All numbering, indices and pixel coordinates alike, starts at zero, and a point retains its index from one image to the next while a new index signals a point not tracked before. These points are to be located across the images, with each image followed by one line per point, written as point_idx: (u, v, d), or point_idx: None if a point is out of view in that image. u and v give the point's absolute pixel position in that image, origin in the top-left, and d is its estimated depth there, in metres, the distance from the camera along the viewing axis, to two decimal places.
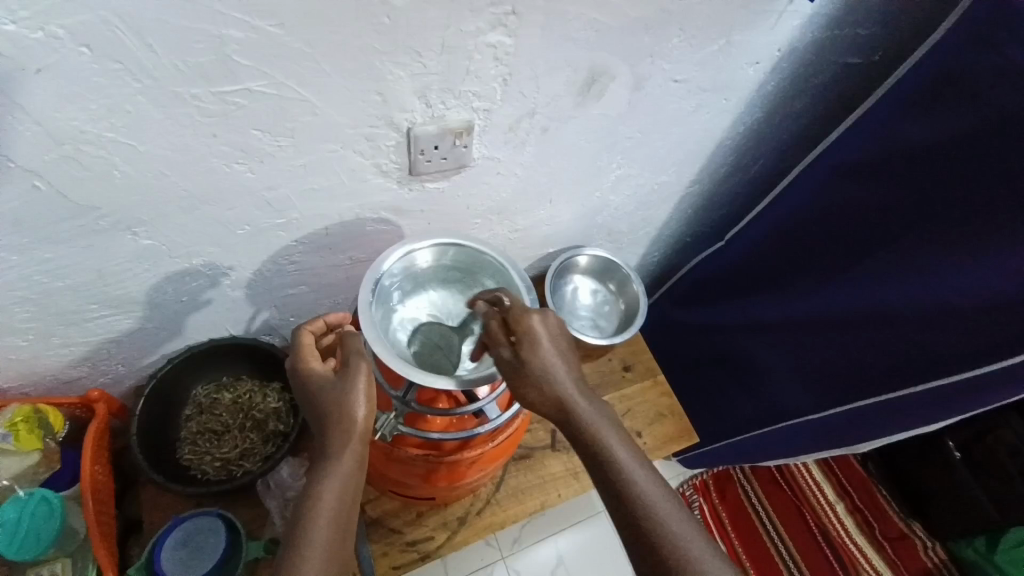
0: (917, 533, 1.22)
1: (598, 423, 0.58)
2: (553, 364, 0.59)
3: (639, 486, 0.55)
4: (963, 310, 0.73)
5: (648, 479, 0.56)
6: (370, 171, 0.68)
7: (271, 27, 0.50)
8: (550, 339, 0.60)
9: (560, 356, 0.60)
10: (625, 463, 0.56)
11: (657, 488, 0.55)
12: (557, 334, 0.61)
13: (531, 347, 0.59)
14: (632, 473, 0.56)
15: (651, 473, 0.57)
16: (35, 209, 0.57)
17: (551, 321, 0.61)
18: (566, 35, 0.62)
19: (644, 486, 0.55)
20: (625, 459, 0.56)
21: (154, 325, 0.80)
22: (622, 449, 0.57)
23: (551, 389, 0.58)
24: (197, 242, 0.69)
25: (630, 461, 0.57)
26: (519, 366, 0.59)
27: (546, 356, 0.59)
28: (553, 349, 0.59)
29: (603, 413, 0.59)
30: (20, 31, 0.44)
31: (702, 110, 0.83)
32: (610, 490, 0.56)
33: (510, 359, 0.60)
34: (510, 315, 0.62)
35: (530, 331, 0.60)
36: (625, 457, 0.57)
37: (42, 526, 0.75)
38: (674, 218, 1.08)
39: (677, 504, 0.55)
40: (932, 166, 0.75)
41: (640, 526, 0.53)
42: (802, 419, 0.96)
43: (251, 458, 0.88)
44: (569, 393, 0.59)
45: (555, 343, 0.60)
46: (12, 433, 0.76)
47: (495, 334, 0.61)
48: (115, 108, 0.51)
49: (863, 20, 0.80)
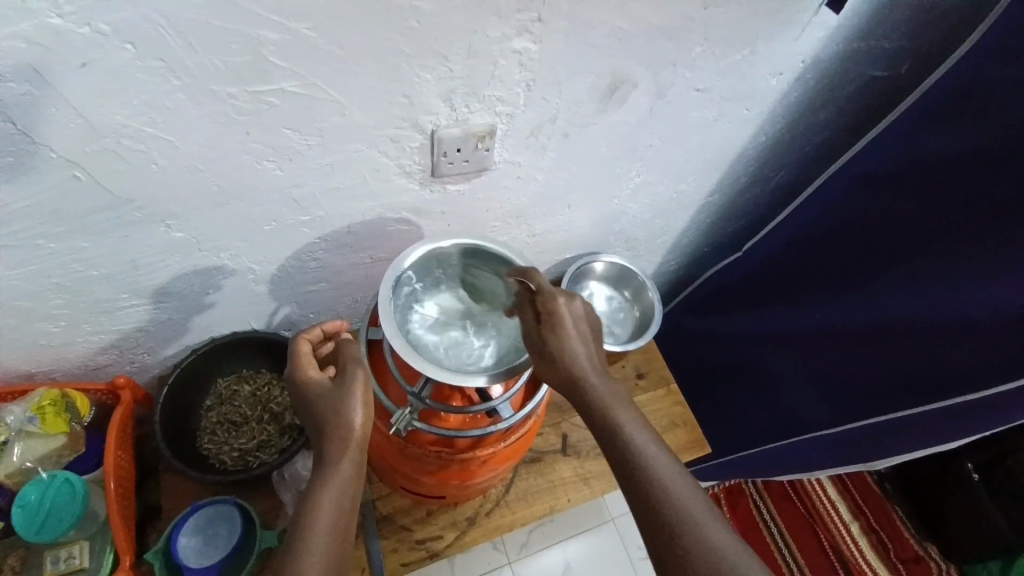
0: (934, 555, 1.20)
1: (616, 406, 0.59)
2: (573, 346, 0.60)
3: (655, 468, 0.55)
4: (985, 328, 0.72)
5: (664, 461, 0.56)
6: (393, 171, 0.70)
7: (305, 29, 0.51)
8: (573, 322, 0.61)
9: (581, 338, 0.61)
10: (641, 445, 0.57)
11: (671, 470, 0.56)
12: (581, 317, 0.62)
13: (552, 328, 0.60)
14: (648, 455, 0.56)
15: (667, 457, 0.57)
16: (74, 199, 0.59)
17: (576, 305, 0.62)
18: (590, 43, 0.63)
19: (660, 467, 0.55)
20: (642, 442, 0.57)
21: (179, 316, 0.82)
22: (638, 432, 0.58)
23: (570, 368, 0.59)
24: (225, 236, 0.71)
25: (647, 444, 0.57)
26: (540, 344, 0.60)
27: (569, 335, 0.60)
28: (575, 331, 0.61)
29: (621, 397, 0.60)
30: (67, 26, 0.46)
31: (723, 120, 0.84)
32: (625, 470, 0.56)
33: (533, 338, 0.61)
34: (538, 298, 0.63)
35: (553, 313, 0.61)
36: (641, 439, 0.57)
37: (64, 508, 0.77)
38: (692, 228, 1.08)
39: (693, 487, 0.55)
40: (955, 182, 0.75)
41: (652, 505, 0.53)
42: (814, 436, 0.95)
43: (266, 451, 0.90)
44: (587, 376, 0.60)
45: (578, 326, 0.61)
46: (39, 416, 0.78)
47: (523, 315, 0.63)
48: (154, 104, 0.53)
49: (888, 34, 0.81)
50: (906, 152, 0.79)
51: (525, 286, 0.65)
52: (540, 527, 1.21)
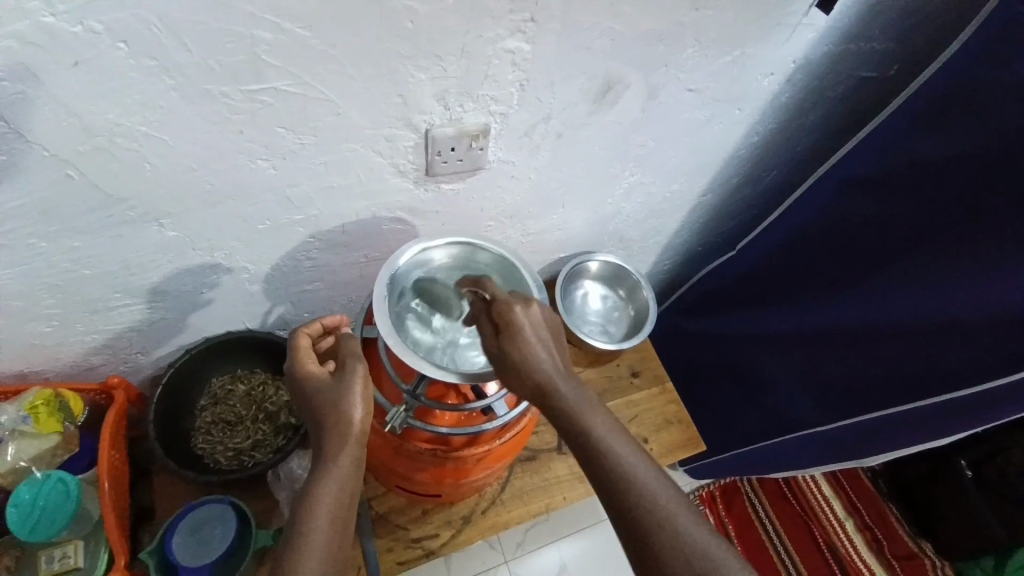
0: (927, 552, 1.21)
1: (586, 410, 0.57)
2: (534, 354, 0.58)
3: (630, 472, 0.55)
4: (975, 325, 0.73)
5: (638, 461, 0.56)
6: (387, 171, 0.70)
7: (299, 29, 0.52)
8: (532, 328, 0.59)
9: (544, 345, 0.59)
10: (615, 449, 0.56)
11: (646, 470, 0.56)
12: (540, 322, 0.60)
13: (511, 338, 0.58)
14: (623, 460, 0.55)
15: (641, 456, 0.57)
16: (67, 198, 0.59)
17: (533, 311, 0.60)
18: (582, 43, 0.64)
19: (635, 470, 0.55)
20: (615, 447, 0.56)
21: (173, 316, 0.82)
22: (610, 435, 0.57)
23: (535, 378, 0.57)
24: (219, 236, 0.71)
25: (621, 447, 0.56)
26: (502, 357, 0.58)
27: (530, 344, 0.58)
28: (535, 338, 0.58)
29: (590, 400, 0.58)
30: (60, 25, 0.46)
31: (715, 120, 0.84)
32: (598, 476, 0.56)
33: (495, 350, 0.59)
34: (494, 307, 0.61)
35: (512, 322, 0.59)
36: (615, 442, 0.57)
37: (58, 508, 0.77)
38: (685, 227, 1.09)
39: (668, 484, 0.55)
40: (944, 181, 0.76)
41: (631, 513, 0.53)
42: (809, 431, 0.96)
43: (262, 450, 0.90)
44: (553, 382, 0.58)
45: (537, 332, 0.59)
46: (32, 416, 0.78)
47: (483, 326, 0.61)
48: (148, 103, 0.53)
49: (878, 34, 0.81)
50: (897, 151, 0.80)
51: (479, 296, 0.65)
52: (536, 526, 1.21)
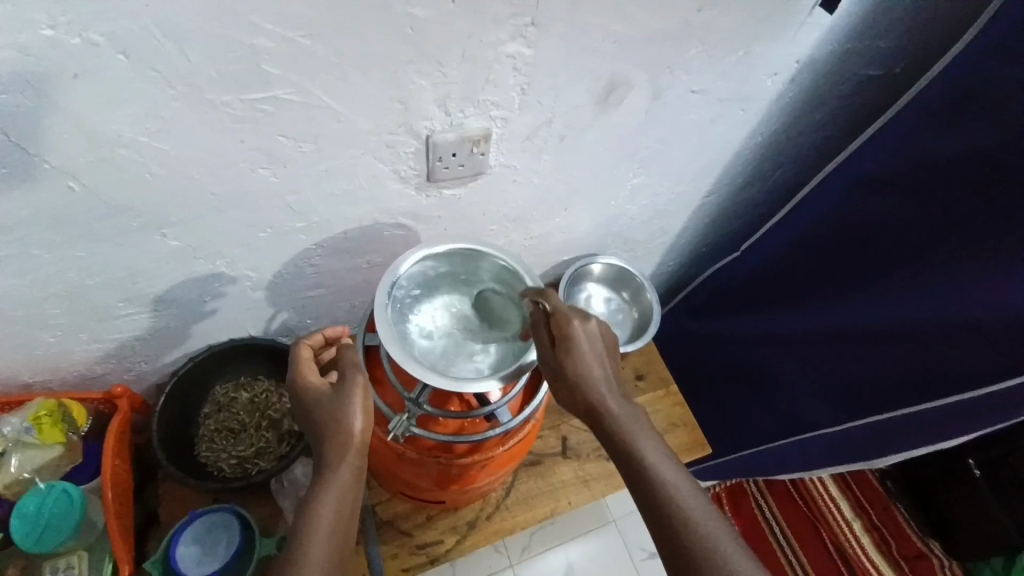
0: (936, 551, 1.20)
1: (633, 427, 0.61)
2: (590, 369, 0.62)
3: (674, 493, 0.58)
4: (987, 328, 0.72)
5: (677, 478, 0.59)
6: (389, 177, 0.70)
7: (301, 37, 0.51)
8: (589, 344, 0.62)
9: (598, 360, 0.62)
10: (657, 468, 0.59)
11: (684, 485, 0.59)
12: (596, 338, 0.63)
13: (569, 352, 0.61)
14: (667, 477, 0.59)
15: (680, 473, 0.60)
16: (70, 208, 0.59)
17: (591, 326, 0.63)
18: (586, 46, 0.63)
19: (678, 490, 0.58)
20: (659, 466, 0.60)
21: (177, 324, 0.81)
22: (656, 453, 0.60)
23: (587, 392, 0.61)
24: (222, 244, 0.71)
25: (661, 465, 0.60)
26: (559, 370, 0.62)
27: (586, 357, 0.61)
28: (591, 353, 0.62)
29: (638, 418, 0.62)
30: (59, 36, 0.45)
31: (720, 122, 0.84)
32: (640, 490, 0.59)
33: (549, 361, 0.62)
34: (552, 319, 0.63)
35: (570, 337, 0.61)
36: (658, 458, 0.60)
37: (63, 517, 0.77)
38: (690, 228, 1.08)
39: (705, 503, 0.59)
40: (953, 177, 0.75)
41: (675, 531, 0.57)
42: (817, 433, 0.95)
43: (265, 457, 0.90)
44: (603, 396, 0.61)
45: (593, 348, 0.63)
46: (35, 426, 0.78)
47: (540, 336, 0.63)
48: (150, 113, 0.53)
49: (884, 32, 0.80)
50: (905, 152, 0.79)
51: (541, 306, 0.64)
52: (542, 529, 1.21)
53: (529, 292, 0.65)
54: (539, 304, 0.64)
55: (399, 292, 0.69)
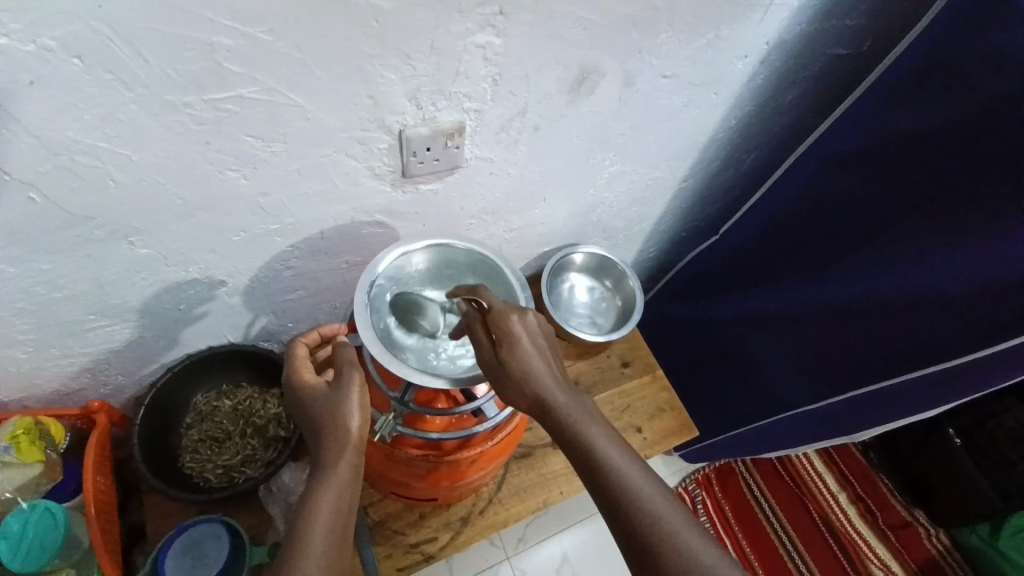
0: (920, 520, 1.25)
1: (584, 421, 0.57)
2: (532, 364, 0.58)
3: (631, 486, 0.54)
4: (961, 298, 0.73)
5: (635, 470, 0.55)
6: (363, 174, 0.69)
7: (261, 33, 0.50)
8: (529, 338, 0.59)
9: (541, 357, 0.59)
10: (613, 460, 0.55)
11: (642, 478, 0.55)
12: (537, 333, 0.60)
13: (510, 349, 0.58)
14: (623, 471, 0.55)
15: (635, 463, 0.56)
16: (32, 220, 0.57)
17: (529, 320, 0.60)
18: (556, 34, 0.63)
19: (636, 483, 0.54)
20: (615, 458, 0.55)
21: (152, 334, 0.80)
22: (612, 448, 0.56)
23: (532, 390, 0.58)
24: (194, 250, 0.69)
25: (619, 458, 0.56)
26: (501, 370, 0.58)
27: (526, 354, 0.58)
28: (534, 350, 0.59)
29: (589, 411, 0.59)
30: (12, 43, 0.44)
31: (693, 105, 0.84)
32: (598, 488, 0.55)
33: (492, 361, 0.59)
34: (490, 317, 0.60)
35: (511, 334, 0.59)
36: (617, 455, 0.56)
37: (46, 536, 0.76)
38: (669, 213, 1.08)
39: (666, 497, 0.54)
40: (921, 153, 0.76)
41: (636, 530, 0.52)
42: (800, 410, 0.96)
43: (251, 465, 0.88)
44: (550, 391, 0.58)
45: (534, 342, 0.60)
46: (13, 446, 0.76)
47: (476, 337, 0.60)
48: (109, 118, 0.52)
49: (851, 11, 0.81)
50: (876, 128, 0.79)
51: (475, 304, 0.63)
52: (536, 520, 1.21)
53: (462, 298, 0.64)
54: (475, 303, 0.63)
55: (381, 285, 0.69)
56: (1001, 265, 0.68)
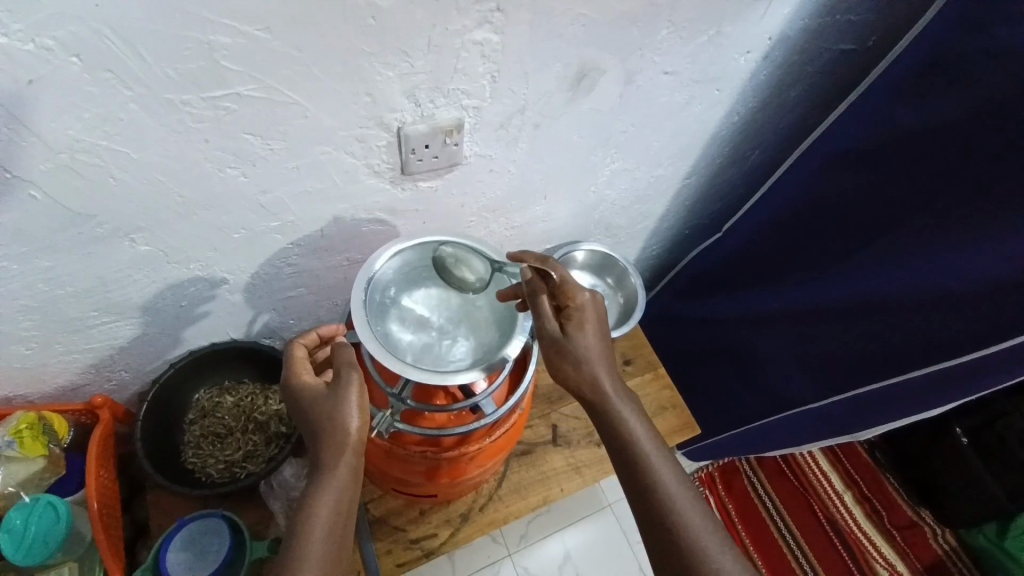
0: (928, 520, 1.24)
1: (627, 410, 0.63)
2: (593, 346, 0.63)
3: (660, 475, 0.60)
4: (964, 295, 0.72)
5: (665, 463, 0.61)
6: (362, 172, 0.69)
7: (258, 32, 0.50)
8: (595, 320, 0.65)
9: (601, 340, 0.64)
10: (653, 455, 0.61)
11: (672, 473, 0.61)
12: (601, 316, 0.66)
13: (579, 327, 0.64)
14: (655, 461, 0.61)
15: (668, 460, 0.62)
16: (34, 217, 0.58)
17: (599, 304, 0.66)
18: (553, 31, 0.62)
19: (665, 474, 0.60)
20: (651, 453, 0.61)
21: (155, 330, 0.80)
22: (647, 436, 0.62)
23: (589, 370, 0.63)
24: (196, 247, 0.70)
25: (658, 454, 0.62)
26: (564, 341, 0.63)
27: (591, 336, 0.64)
28: (596, 333, 0.64)
29: (634, 403, 0.64)
30: (12, 43, 0.44)
31: (695, 102, 0.83)
32: (630, 471, 0.61)
33: (556, 330, 0.63)
34: (562, 292, 0.66)
35: (581, 312, 0.64)
36: (651, 447, 0.62)
37: (49, 530, 0.76)
38: (671, 211, 1.08)
39: (689, 491, 0.61)
40: (923, 148, 0.75)
41: (659, 512, 0.59)
42: (802, 409, 0.96)
43: (254, 460, 0.90)
44: (602, 374, 0.63)
45: (598, 325, 0.65)
46: (16, 440, 0.77)
47: (542, 306, 0.64)
48: (109, 117, 0.52)
49: (854, 6, 0.80)
50: (879, 125, 0.79)
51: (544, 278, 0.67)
52: (538, 518, 1.21)
53: (529, 265, 0.67)
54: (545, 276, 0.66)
55: (408, 268, 0.72)
56: (1003, 263, 0.68)
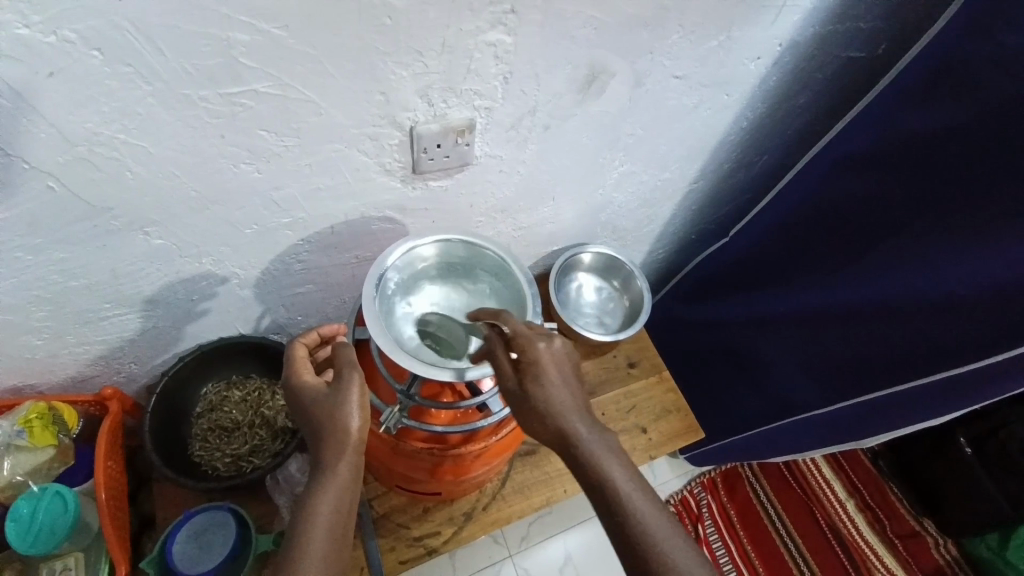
0: (930, 530, 1.24)
1: (605, 456, 0.57)
2: (556, 395, 0.58)
3: (646, 525, 0.54)
4: (971, 302, 0.72)
5: (652, 510, 0.55)
6: (374, 170, 0.70)
7: (275, 30, 0.51)
8: (555, 367, 0.59)
9: (565, 385, 0.58)
10: (636, 505, 0.55)
11: (659, 520, 0.55)
12: (563, 359, 0.60)
13: (536, 379, 0.58)
14: (639, 508, 0.55)
15: (656, 505, 0.56)
16: (50, 209, 0.59)
17: (556, 347, 0.60)
18: (565, 32, 0.63)
19: (651, 523, 0.54)
20: (635, 499, 0.55)
21: (164, 324, 0.81)
22: (630, 482, 0.56)
23: (556, 422, 0.57)
24: (207, 242, 0.70)
25: (639, 499, 0.55)
26: (524, 397, 0.58)
27: (553, 385, 0.58)
28: (559, 379, 0.58)
29: (613, 448, 0.58)
30: (33, 35, 0.45)
31: (703, 107, 0.84)
32: (614, 525, 0.55)
33: (513, 386, 0.59)
34: (515, 341, 0.60)
35: (536, 363, 0.58)
36: (633, 492, 0.56)
37: (57, 520, 0.77)
38: (678, 215, 1.08)
39: (681, 537, 0.55)
40: (932, 156, 0.75)
41: (648, 568, 0.53)
42: (808, 414, 0.96)
43: (260, 455, 0.90)
44: (571, 424, 0.57)
45: (560, 371, 0.59)
46: (27, 430, 0.77)
47: (499, 361, 0.60)
48: (127, 110, 0.53)
49: (865, 14, 0.80)
50: (887, 133, 0.79)
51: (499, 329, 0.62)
52: (540, 519, 1.21)
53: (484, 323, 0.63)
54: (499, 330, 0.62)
55: (421, 265, 0.72)
56: (1010, 271, 0.68)
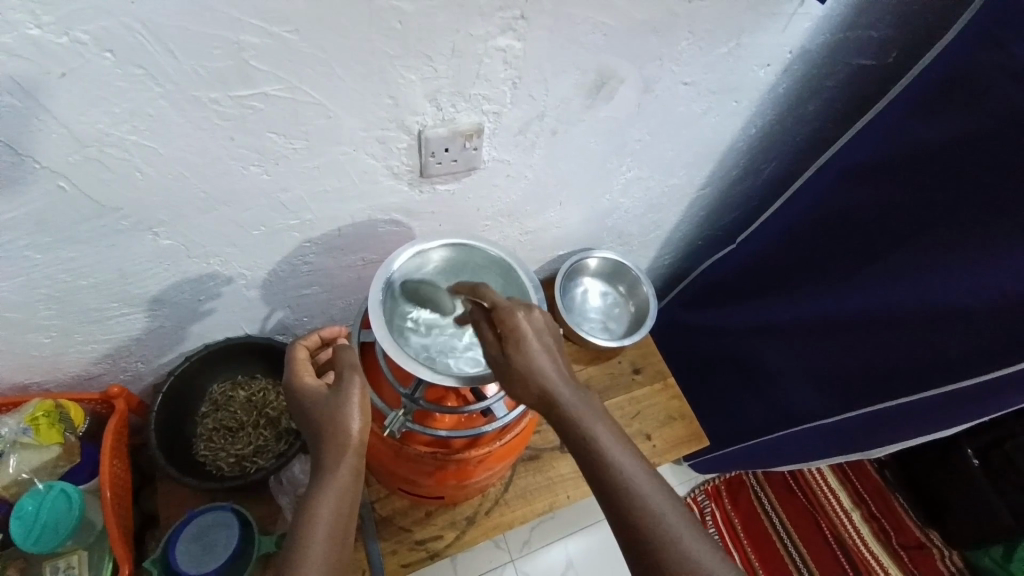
0: (935, 542, 1.22)
1: (591, 420, 0.55)
2: (540, 362, 0.56)
3: (635, 489, 0.53)
4: (979, 313, 0.72)
5: (640, 473, 0.54)
6: (382, 173, 0.70)
7: (286, 33, 0.51)
8: (536, 335, 0.56)
9: (548, 353, 0.56)
10: (623, 468, 0.54)
11: (647, 481, 0.54)
12: (545, 328, 0.57)
13: (518, 346, 0.55)
14: (626, 471, 0.54)
15: (644, 469, 0.55)
16: (60, 208, 0.59)
17: (536, 317, 0.57)
18: (574, 38, 0.63)
19: (639, 485, 0.53)
20: (623, 463, 0.54)
21: (171, 323, 0.81)
22: (616, 447, 0.55)
23: (541, 388, 0.55)
24: (215, 243, 0.71)
25: (625, 461, 0.54)
26: (506, 366, 0.56)
27: (535, 351, 0.56)
28: (541, 347, 0.56)
29: (599, 412, 0.57)
30: (45, 36, 0.45)
31: (712, 113, 0.84)
32: (603, 488, 0.54)
33: (497, 356, 0.57)
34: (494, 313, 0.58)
35: (517, 330, 0.56)
36: (620, 453, 0.55)
37: (61, 518, 0.77)
38: (685, 221, 1.08)
39: (671, 500, 0.54)
40: (940, 166, 0.75)
41: (637, 531, 0.52)
42: (813, 422, 0.95)
43: (264, 456, 0.91)
44: (556, 388, 0.56)
45: (543, 340, 0.57)
46: (32, 427, 0.78)
47: (483, 334, 0.58)
48: (138, 112, 0.53)
49: (876, 22, 0.80)
50: (896, 142, 0.79)
51: (479, 303, 0.61)
52: (542, 524, 1.21)
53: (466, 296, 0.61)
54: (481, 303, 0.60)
55: (427, 270, 0.73)
56: (1019, 282, 0.67)
